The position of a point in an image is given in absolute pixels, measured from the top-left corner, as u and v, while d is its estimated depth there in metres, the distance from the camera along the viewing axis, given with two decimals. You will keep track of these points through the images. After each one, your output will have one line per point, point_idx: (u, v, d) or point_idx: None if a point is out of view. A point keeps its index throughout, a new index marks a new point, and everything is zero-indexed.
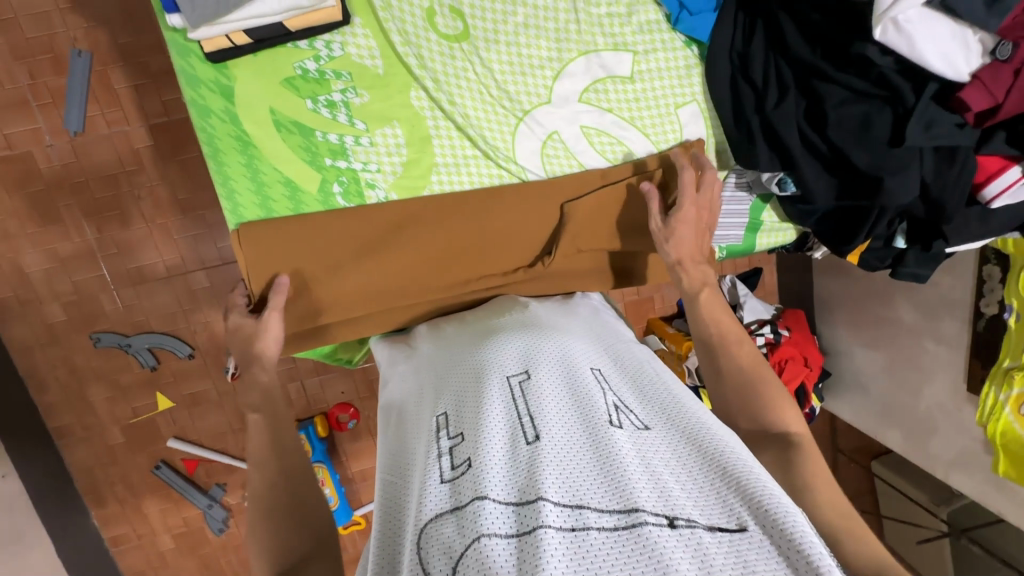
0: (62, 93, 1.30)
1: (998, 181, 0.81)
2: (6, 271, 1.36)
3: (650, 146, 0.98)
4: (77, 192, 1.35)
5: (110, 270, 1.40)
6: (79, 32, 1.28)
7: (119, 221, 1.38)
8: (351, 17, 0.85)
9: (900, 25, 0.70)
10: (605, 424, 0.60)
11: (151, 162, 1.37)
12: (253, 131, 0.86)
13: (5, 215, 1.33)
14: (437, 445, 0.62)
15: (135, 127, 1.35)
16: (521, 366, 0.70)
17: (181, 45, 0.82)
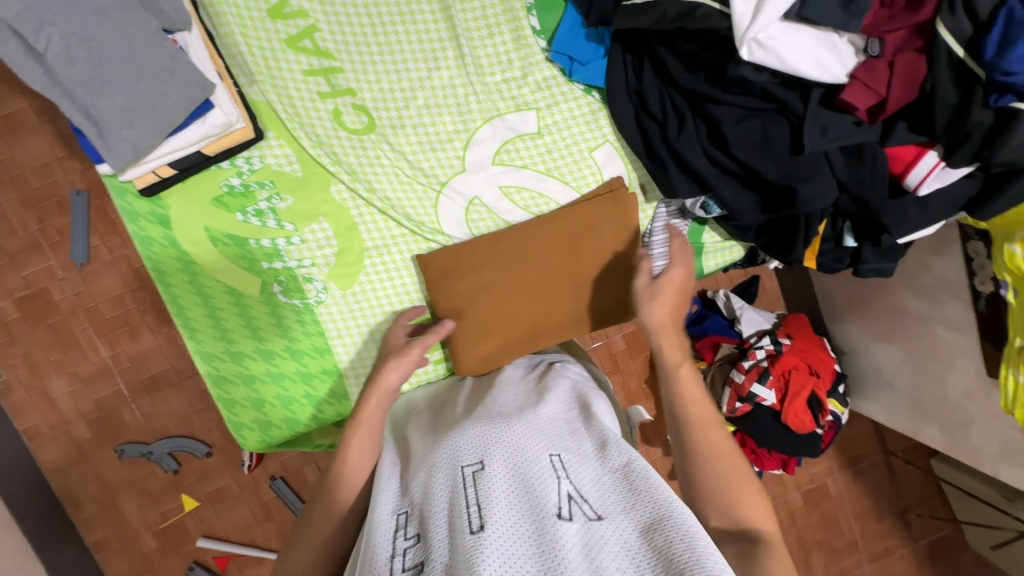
0: (67, 230, 1.45)
1: (919, 167, 0.78)
2: (37, 399, 1.46)
3: (572, 192, 1.00)
4: (90, 316, 1.47)
5: (126, 382, 1.49)
6: (77, 175, 1.44)
7: (128, 336, 1.48)
8: (264, 132, 0.92)
9: (762, 43, 0.71)
10: (552, 513, 0.54)
11: (150, 277, 1.48)
12: (191, 250, 0.93)
13: (30, 348, 1.45)
14: (390, 546, 0.59)
15: (133, 249, 1.47)
16: (478, 449, 0.65)
17: (118, 188, 0.90)
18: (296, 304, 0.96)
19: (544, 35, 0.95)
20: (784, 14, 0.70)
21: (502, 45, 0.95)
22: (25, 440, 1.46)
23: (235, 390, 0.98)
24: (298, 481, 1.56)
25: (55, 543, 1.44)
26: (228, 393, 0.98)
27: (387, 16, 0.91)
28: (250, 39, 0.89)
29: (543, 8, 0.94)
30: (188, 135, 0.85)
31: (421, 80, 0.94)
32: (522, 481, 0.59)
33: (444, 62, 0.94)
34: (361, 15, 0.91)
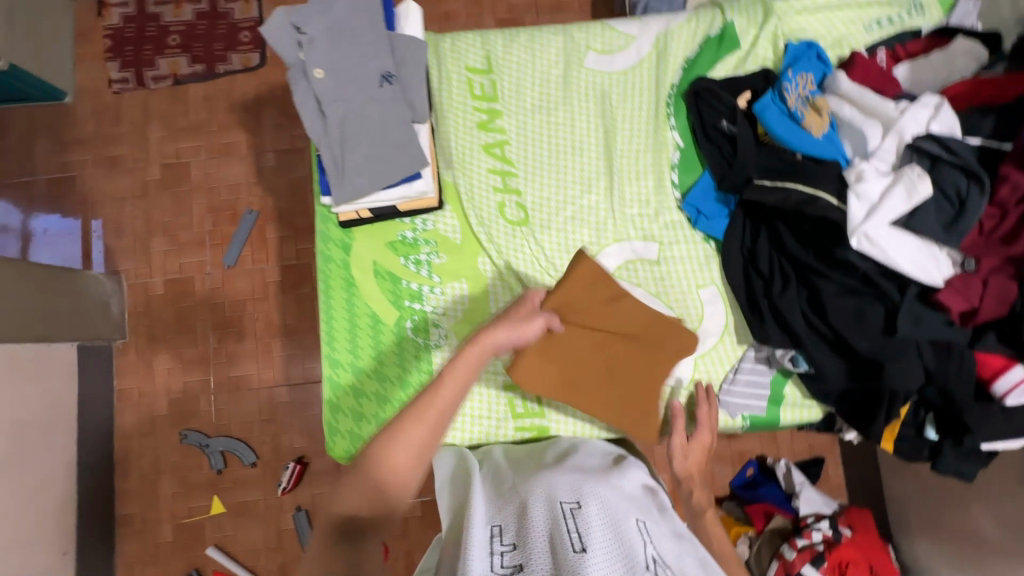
0: (229, 237, 1.78)
1: (1004, 378, 0.85)
2: (141, 367, 1.70)
3: (674, 316, 1.14)
4: (214, 311, 1.73)
5: (215, 376, 1.69)
6: (255, 198, 1.80)
7: (234, 336, 1.71)
8: (443, 205, 1.17)
9: (872, 237, 0.86)
10: (642, 568, 0.68)
11: (275, 292, 1.74)
12: (357, 276, 1.14)
13: (157, 322, 1.73)
14: (491, 548, 0.73)
15: (271, 265, 1.75)
16: (573, 497, 0.79)
17: (323, 215, 1.15)
18: (420, 341, 1.13)
19: (680, 188, 1.16)
20: (893, 221, 0.87)
21: (644, 187, 1.17)
22: (116, 399, 1.69)
23: (343, 398, 1.11)
24: None
25: (96, 497, 1.60)
26: (337, 399, 1.11)
27: (564, 148, 1.18)
28: (458, 140, 1.17)
29: (683, 169, 1.17)
30: (391, 193, 1.09)
31: (574, 198, 1.17)
32: (614, 529, 0.73)
33: (596, 189, 1.17)
34: (545, 143, 1.18)
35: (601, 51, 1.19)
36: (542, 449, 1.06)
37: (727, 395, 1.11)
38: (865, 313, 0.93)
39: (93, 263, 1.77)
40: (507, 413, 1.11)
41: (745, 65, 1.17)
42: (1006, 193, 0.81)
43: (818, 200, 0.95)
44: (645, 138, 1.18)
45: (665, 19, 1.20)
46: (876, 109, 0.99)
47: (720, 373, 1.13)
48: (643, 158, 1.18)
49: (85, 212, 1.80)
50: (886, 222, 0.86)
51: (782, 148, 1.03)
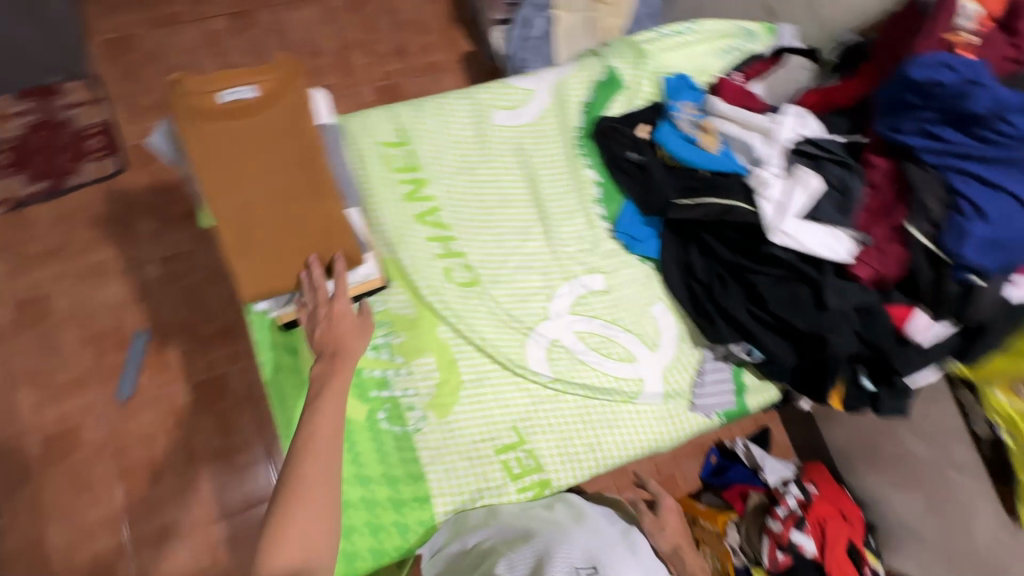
0: (118, 367, 1.54)
1: (913, 324, 1.01)
2: (25, 551, 1.39)
3: (634, 337, 1.20)
4: (115, 456, 1.48)
5: (132, 534, 1.43)
6: (144, 316, 1.59)
7: (150, 478, 1.48)
8: (390, 282, 1.12)
9: (786, 233, 1.00)
10: None
11: (189, 416, 1.53)
12: (312, 377, 1.05)
13: (40, 491, 1.43)
14: None
15: (180, 387, 1.55)
16: (589, 562, 0.96)
17: (258, 320, 1.04)
18: (398, 430, 1.06)
19: (609, 219, 1.24)
20: (800, 214, 1.00)
21: (578, 225, 1.23)
22: None
23: None
24: None
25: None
26: None
27: (496, 204, 1.21)
28: (390, 215, 1.15)
29: (607, 201, 1.25)
30: None
31: (517, 249, 1.20)
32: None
33: (534, 236, 1.21)
34: (476, 202, 1.20)
35: (507, 107, 1.26)
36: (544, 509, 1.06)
37: (699, 398, 1.18)
38: (797, 296, 1.04)
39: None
40: (506, 478, 1.08)
41: (635, 102, 1.30)
42: (875, 176, 0.98)
43: (734, 208, 1.07)
44: (567, 181, 1.25)
45: (556, 71, 1.30)
46: (754, 123, 1.14)
47: (687, 381, 1.20)
48: (570, 198, 1.24)
49: None
50: (793, 217, 1.00)
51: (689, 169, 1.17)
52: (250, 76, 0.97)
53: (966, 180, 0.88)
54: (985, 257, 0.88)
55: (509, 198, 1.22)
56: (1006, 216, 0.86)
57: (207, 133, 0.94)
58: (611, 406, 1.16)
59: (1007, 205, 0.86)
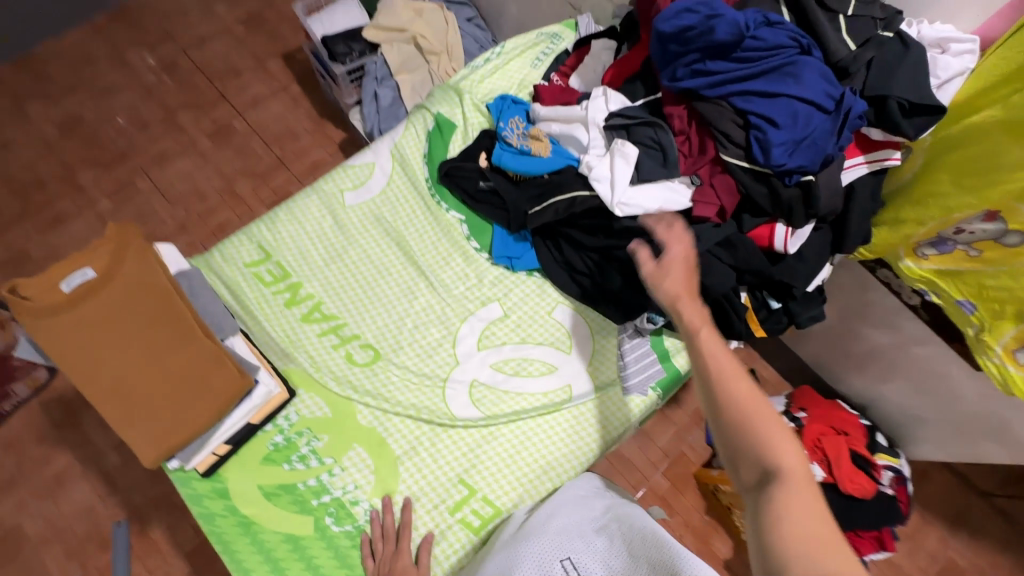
0: (108, 566, 1.59)
1: (777, 236, 1.04)
2: None
3: (548, 348, 1.21)
4: None
5: None
6: (119, 507, 1.64)
7: None
8: (295, 390, 1.13)
9: (626, 204, 1.04)
10: None
11: None
12: (250, 512, 1.05)
13: None
14: None
15: (174, 561, 1.59)
16: None
17: (181, 477, 1.05)
18: (350, 530, 1.05)
19: (483, 249, 1.27)
20: (632, 182, 1.05)
21: (457, 266, 1.26)
22: None
23: None
24: None
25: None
26: None
27: (373, 278, 1.24)
28: (276, 327, 1.17)
29: (477, 233, 1.29)
30: (238, 414, 1.04)
31: (407, 310, 1.22)
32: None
33: (419, 292, 1.24)
34: (353, 283, 1.23)
35: (354, 187, 1.30)
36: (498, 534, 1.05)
37: (626, 381, 1.18)
38: None
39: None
40: (469, 533, 1.07)
41: (469, 135, 1.36)
42: (679, 122, 1.03)
43: (576, 199, 1.12)
44: (433, 230, 1.29)
45: (389, 137, 1.36)
46: (570, 114, 1.19)
47: (613, 368, 1.20)
48: (441, 244, 1.28)
49: None
50: (627, 187, 1.04)
51: (532, 178, 1.21)
52: (86, 259, 1.02)
53: (747, 99, 0.93)
54: (795, 157, 0.92)
55: (384, 267, 1.25)
56: (794, 115, 0.90)
57: (55, 326, 0.96)
58: (549, 422, 1.16)
59: (791, 106, 0.90)
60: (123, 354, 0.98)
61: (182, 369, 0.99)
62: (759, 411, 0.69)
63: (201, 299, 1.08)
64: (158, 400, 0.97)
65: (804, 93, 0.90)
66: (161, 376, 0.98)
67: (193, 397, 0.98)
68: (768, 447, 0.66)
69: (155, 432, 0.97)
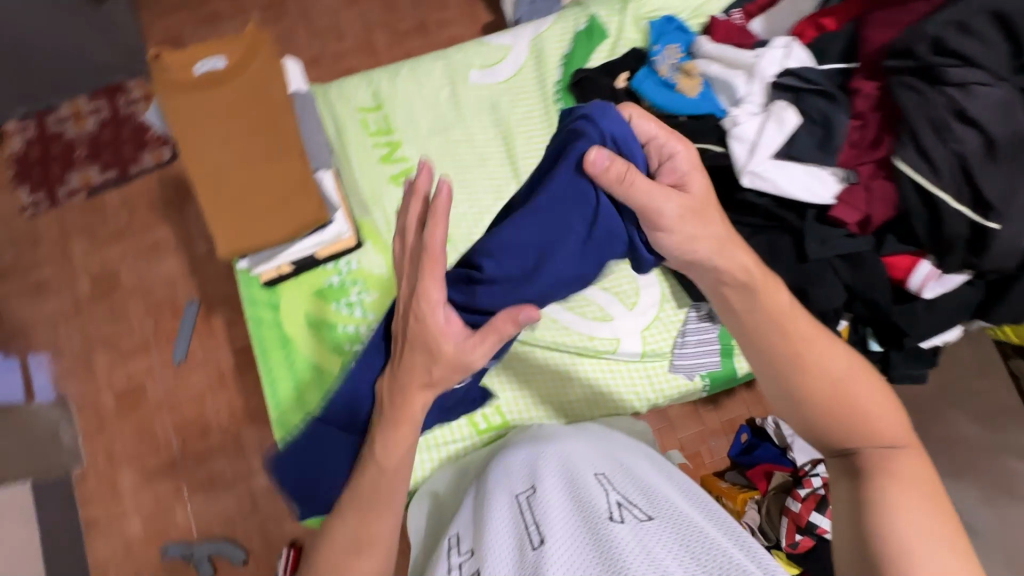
0: (173, 334, 1.82)
1: (916, 273, 0.89)
2: (105, 486, 1.73)
3: (612, 296, 1.15)
4: (172, 411, 1.78)
5: (187, 480, 1.73)
6: (195, 290, 1.84)
7: (199, 433, 1.76)
8: (363, 242, 1.16)
9: (759, 173, 0.91)
10: (604, 518, 0.69)
11: (232, 377, 1.79)
12: (292, 333, 1.13)
13: (117, 439, 1.76)
14: (460, 561, 0.74)
15: (223, 352, 1.81)
16: (529, 485, 0.81)
17: (246, 279, 1.14)
18: None
19: None
20: (775, 154, 0.91)
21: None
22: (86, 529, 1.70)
23: None
24: None
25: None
26: None
27: (469, 163, 1.21)
28: (366, 177, 1.19)
29: None
30: (306, 243, 1.09)
31: (490, 208, 1.19)
32: (579, 493, 0.75)
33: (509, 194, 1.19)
34: (448, 161, 1.21)
35: (482, 66, 1.24)
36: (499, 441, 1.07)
37: (679, 356, 1.12)
38: (777, 245, 0.95)
39: (36, 390, 1.76)
40: (472, 432, 1.10)
41: (618, 50, 1.23)
42: (863, 103, 0.89)
43: (705, 152, 0.99)
44: (543, 136, 1.22)
45: (535, 25, 1.27)
46: (737, 59, 1.04)
47: (668, 341, 1.13)
48: (545, 152, 1.21)
49: (23, 346, 1.80)
50: (768, 157, 0.91)
51: (664, 115, 1.07)
52: (222, 50, 1.07)
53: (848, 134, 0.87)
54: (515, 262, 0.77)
55: (482, 157, 1.21)
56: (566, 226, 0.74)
57: (180, 102, 1.03)
58: (584, 365, 1.13)
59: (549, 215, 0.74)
60: (226, 148, 1.03)
61: (271, 182, 1.03)
62: (849, 378, 0.69)
63: (307, 124, 1.11)
64: (241, 201, 1.03)
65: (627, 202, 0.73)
66: (251, 181, 1.03)
67: (271, 210, 1.03)
68: (833, 413, 0.68)
69: (229, 228, 1.03)
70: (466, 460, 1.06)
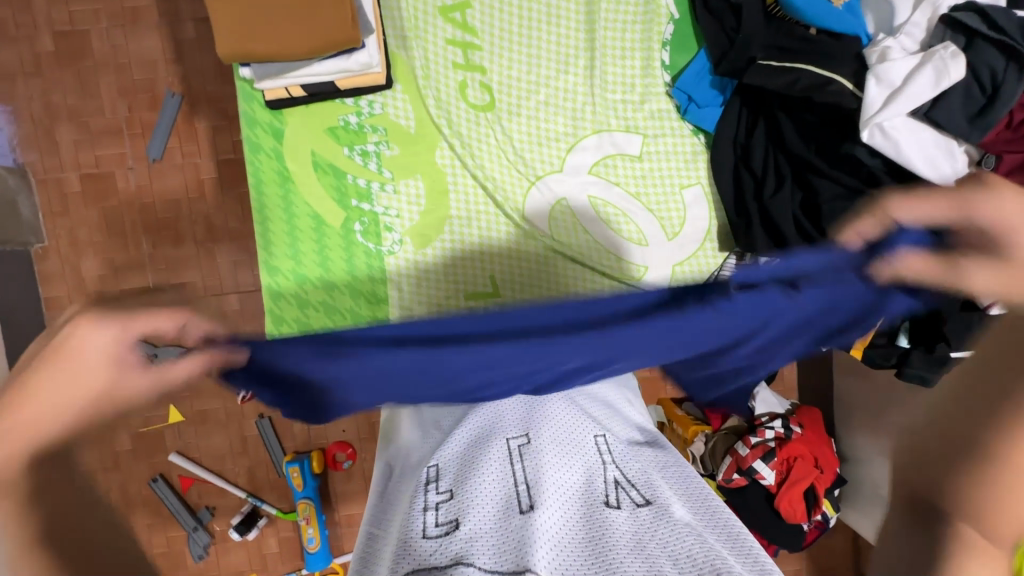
0: (150, 126, 1.62)
1: None
2: (68, 270, 1.65)
3: (655, 222, 1.03)
4: (144, 211, 1.66)
5: (155, 282, 1.67)
6: (175, 78, 1.60)
7: (173, 239, 1.67)
8: (393, 83, 0.98)
9: (887, 131, 0.77)
10: (599, 499, 0.65)
11: (213, 191, 1.66)
12: (293, 170, 0.99)
13: (81, 224, 1.64)
14: (430, 500, 0.68)
15: (205, 159, 1.64)
16: (522, 432, 0.77)
17: (246, 91, 0.96)
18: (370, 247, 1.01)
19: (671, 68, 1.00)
20: (914, 111, 0.77)
21: (630, 66, 1.01)
22: (42, 307, 1.63)
23: (287, 308, 1.00)
24: (280, 426, 2.00)
25: None
26: (279, 310, 0.99)
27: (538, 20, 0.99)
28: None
29: (676, 47, 1.01)
30: (325, 67, 0.89)
31: (547, 80, 1.00)
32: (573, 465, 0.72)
33: (571, 72, 1.00)
34: (515, 6, 0.98)
35: None
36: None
37: None
38: None
39: None
40: None
41: None
42: None
43: (835, 85, 0.83)
44: (635, 3, 0.99)
45: None
46: None
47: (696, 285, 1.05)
48: (629, 26, 1.00)
49: None
50: (905, 113, 0.76)
51: (796, 21, 0.88)
52: None
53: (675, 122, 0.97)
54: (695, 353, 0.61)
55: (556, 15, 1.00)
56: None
57: None
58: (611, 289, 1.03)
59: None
60: None
61: None
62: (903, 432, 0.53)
63: None
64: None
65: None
66: None
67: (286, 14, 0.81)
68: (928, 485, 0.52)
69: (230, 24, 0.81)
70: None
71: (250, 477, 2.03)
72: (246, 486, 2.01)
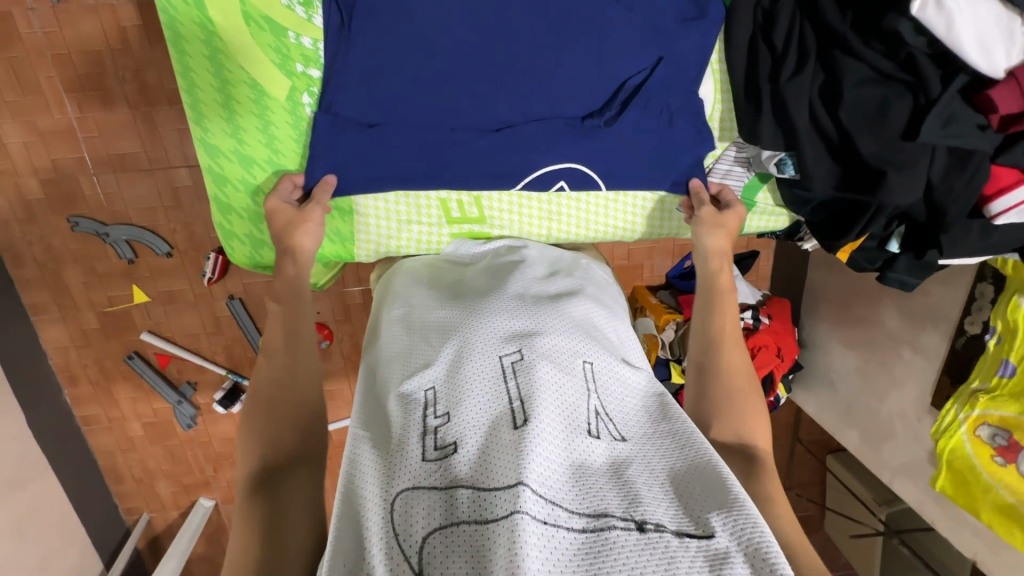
0: None
1: (1005, 199, 0.81)
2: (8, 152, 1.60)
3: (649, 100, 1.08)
4: None
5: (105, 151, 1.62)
6: None
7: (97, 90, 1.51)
8: None
9: (942, 3, 0.69)
10: (587, 430, 0.71)
11: None
12: (218, 23, 0.92)
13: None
14: (424, 420, 0.73)
15: None
16: (514, 346, 0.80)
17: None
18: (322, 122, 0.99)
19: None
20: None
21: None
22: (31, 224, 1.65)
23: (233, 196, 1.01)
24: (252, 306, 1.98)
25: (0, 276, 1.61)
26: (225, 197, 1.01)
27: None
28: None
29: None
30: None
31: None
32: (562, 387, 0.74)
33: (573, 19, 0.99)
34: None
35: None
36: (477, 267, 1.02)
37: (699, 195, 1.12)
38: (889, 108, 0.80)
39: None
40: (441, 216, 1.09)
41: None
42: None
43: None
44: None
45: None
46: None
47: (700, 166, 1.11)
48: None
49: None
50: None
51: None
52: None
53: (615, 33, 1.00)
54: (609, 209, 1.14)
55: None
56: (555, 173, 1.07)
57: None
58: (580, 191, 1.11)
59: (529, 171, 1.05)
60: None
61: None
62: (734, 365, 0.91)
63: None
64: None
65: (561, 138, 1.04)
66: None
67: None
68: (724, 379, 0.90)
69: None
70: (430, 277, 1.00)
71: (228, 355, 2.05)
72: (225, 363, 2.04)
